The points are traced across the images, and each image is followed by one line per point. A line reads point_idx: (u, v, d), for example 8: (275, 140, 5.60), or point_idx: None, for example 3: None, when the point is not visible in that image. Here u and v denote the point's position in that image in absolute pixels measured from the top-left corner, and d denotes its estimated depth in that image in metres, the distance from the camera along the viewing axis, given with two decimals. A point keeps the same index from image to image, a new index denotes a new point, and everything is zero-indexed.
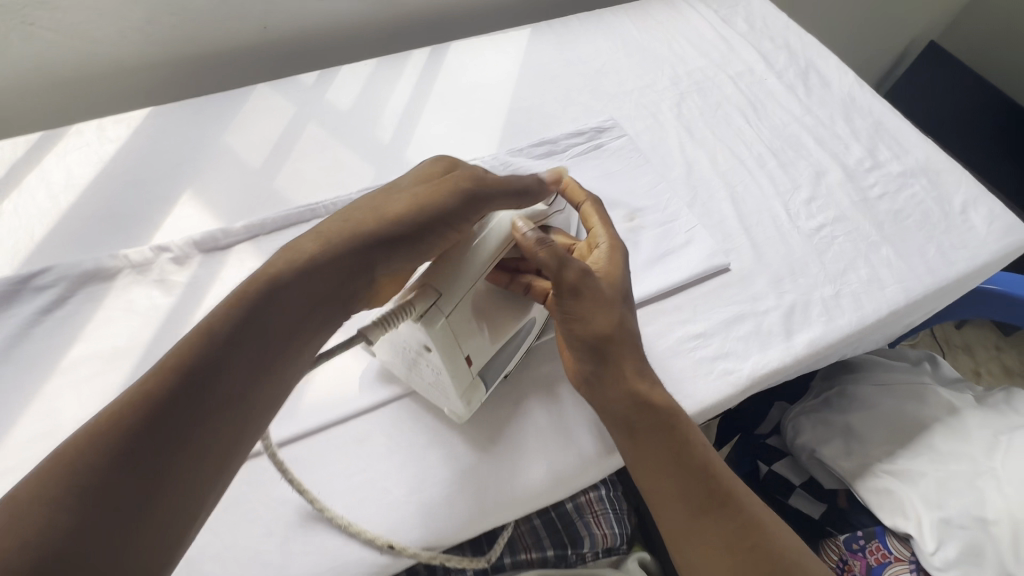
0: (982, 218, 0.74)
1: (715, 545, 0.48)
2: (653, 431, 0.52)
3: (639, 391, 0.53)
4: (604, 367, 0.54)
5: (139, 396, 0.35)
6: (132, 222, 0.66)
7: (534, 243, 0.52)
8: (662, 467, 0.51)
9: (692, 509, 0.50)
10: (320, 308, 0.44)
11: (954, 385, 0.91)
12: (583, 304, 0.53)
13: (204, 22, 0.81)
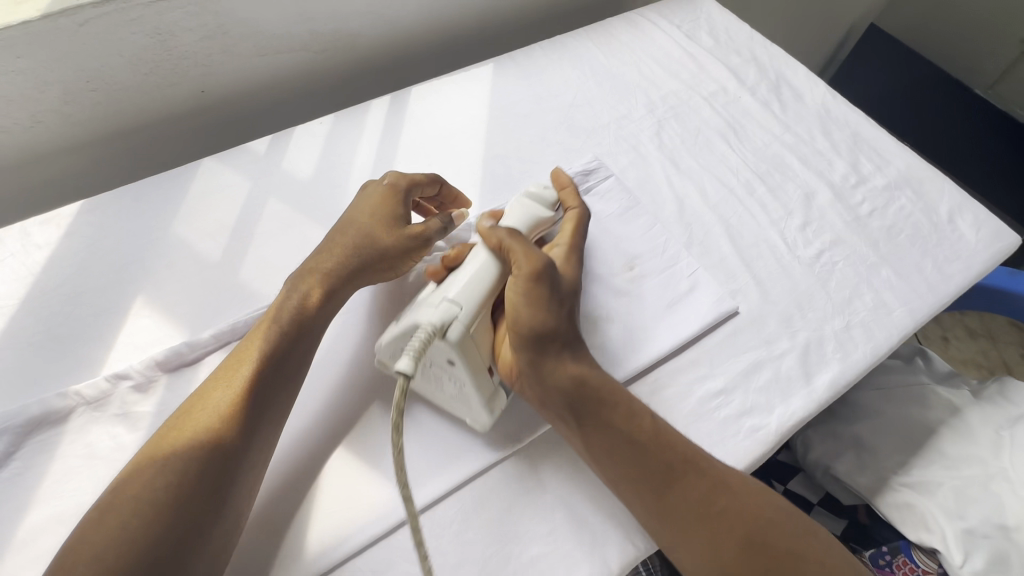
0: (969, 225, 0.75)
1: (689, 511, 0.48)
2: (595, 404, 0.52)
3: (575, 370, 0.53)
4: (543, 356, 0.53)
5: (183, 445, 0.45)
6: (80, 346, 0.57)
7: (494, 237, 0.56)
8: (616, 447, 0.50)
9: (654, 481, 0.49)
10: (290, 363, 0.53)
11: (949, 381, 0.90)
12: (530, 286, 0.54)
13: (132, 94, 0.72)
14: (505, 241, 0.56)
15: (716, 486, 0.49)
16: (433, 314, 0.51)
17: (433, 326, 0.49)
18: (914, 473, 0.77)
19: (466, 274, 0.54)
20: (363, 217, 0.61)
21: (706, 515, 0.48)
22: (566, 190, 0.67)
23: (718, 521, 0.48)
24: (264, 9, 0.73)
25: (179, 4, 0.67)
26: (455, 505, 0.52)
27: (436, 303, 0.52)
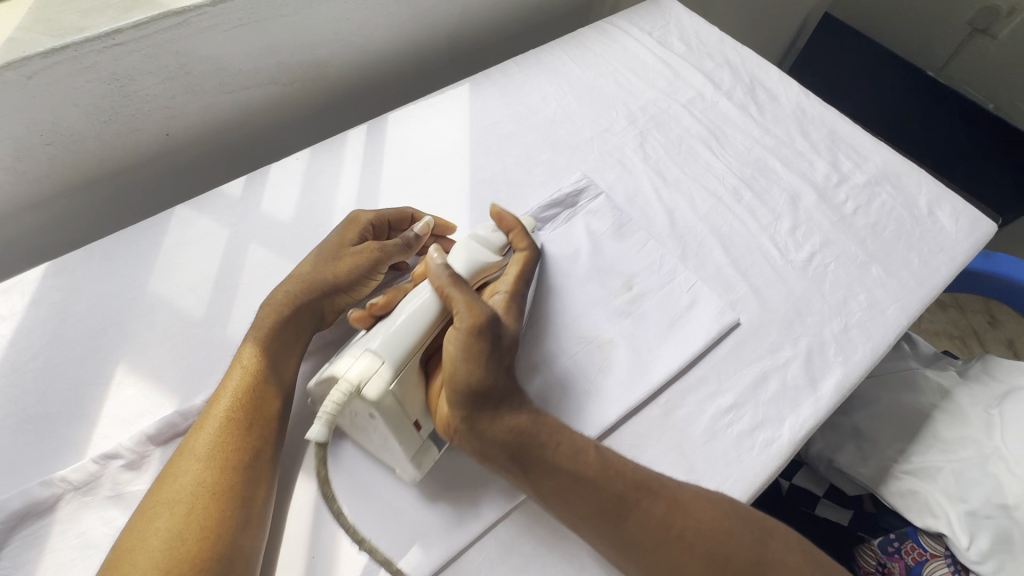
0: (948, 216, 0.77)
1: (646, 543, 0.47)
2: (540, 453, 0.49)
3: (513, 421, 0.50)
4: (486, 404, 0.50)
5: (177, 501, 0.45)
6: (61, 425, 0.53)
7: (439, 281, 0.53)
8: (564, 486, 0.48)
9: (607, 515, 0.48)
10: (271, 394, 0.53)
11: (935, 363, 0.86)
12: (450, 339, 0.51)
13: (90, 144, 0.68)
14: (451, 286, 0.53)
15: (671, 509, 0.48)
16: (354, 369, 0.49)
17: (348, 386, 0.48)
18: (911, 460, 0.74)
19: (402, 320, 0.52)
20: (321, 249, 0.62)
21: (670, 548, 0.47)
22: (513, 231, 0.64)
23: (675, 551, 0.47)
24: (227, 45, 0.70)
25: (135, 47, 0.63)
26: (478, 554, 0.50)
27: (359, 355, 0.50)
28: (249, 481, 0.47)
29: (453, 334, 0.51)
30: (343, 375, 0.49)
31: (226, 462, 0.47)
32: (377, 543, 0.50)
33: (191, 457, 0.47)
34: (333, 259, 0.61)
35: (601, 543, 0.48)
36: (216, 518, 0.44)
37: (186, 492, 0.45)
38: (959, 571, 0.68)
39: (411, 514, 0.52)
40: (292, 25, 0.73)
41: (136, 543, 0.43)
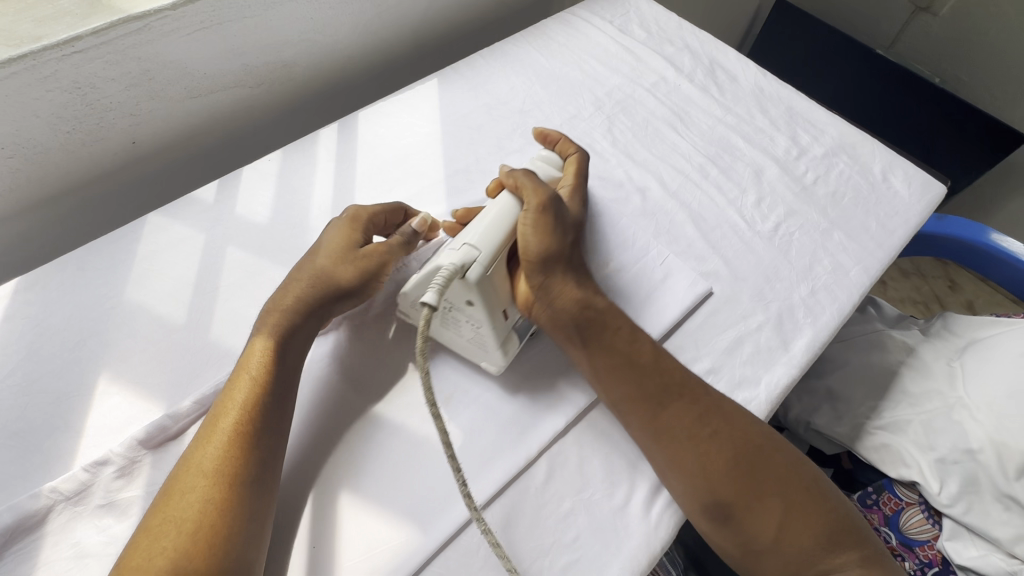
0: (901, 181, 0.81)
1: (678, 430, 0.53)
2: (576, 338, 0.58)
3: (578, 292, 0.60)
4: (548, 275, 0.59)
5: (184, 520, 0.44)
6: (46, 438, 0.53)
7: (509, 181, 0.61)
8: (610, 366, 0.57)
9: (651, 397, 0.55)
10: (278, 409, 0.52)
11: (899, 324, 0.90)
12: (543, 203, 0.59)
13: (56, 156, 0.67)
14: (525, 177, 0.61)
15: (702, 405, 0.55)
16: (458, 253, 0.53)
17: (457, 264, 0.52)
18: (882, 415, 0.76)
19: (492, 214, 0.58)
20: (319, 251, 0.60)
21: (698, 439, 0.53)
22: (560, 142, 0.74)
23: (705, 440, 0.53)
24: (191, 49, 0.70)
25: (96, 54, 0.63)
26: (477, 530, 0.52)
27: (461, 244, 0.54)
28: (259, 490, 0.47)
29: (524, 221, 0.59)
30: (454, 256, 0.53)
31: (234, 480, 0.47)
32: (377, 527, 0.51)
33: (199, 474, 0.47)
34: (335, 262, 0.59)
35: (639, 421, 0.55)
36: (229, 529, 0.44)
37: (193, 510, 0.45)
38: (933, 516, 0.70)
39: (408, 498, 0.53)
40: (256, 26, 0.73)
41: (150, 553, 0.43)
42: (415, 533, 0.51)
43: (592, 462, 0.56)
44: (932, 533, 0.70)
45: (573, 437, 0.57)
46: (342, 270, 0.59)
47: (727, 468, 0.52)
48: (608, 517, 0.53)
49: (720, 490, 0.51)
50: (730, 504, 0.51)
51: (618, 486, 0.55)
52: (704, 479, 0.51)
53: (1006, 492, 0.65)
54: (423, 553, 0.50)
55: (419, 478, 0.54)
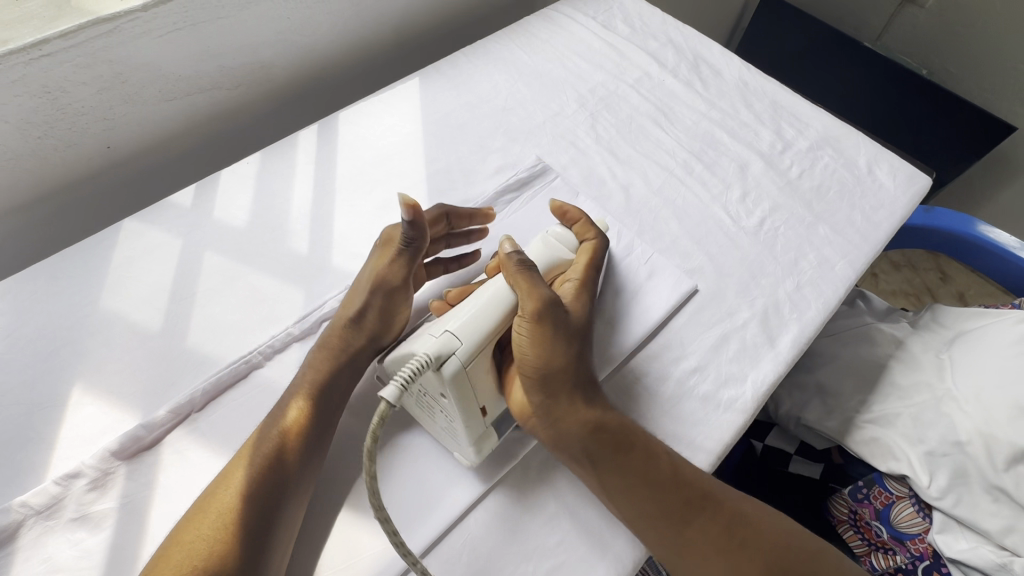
0: (887, 173, 0.81)
1: (700, 545, 0.49)
2: (579, 448, 0.52)
3: (580, 414, 0.52)
4: (552, 401, 0.52)
5: (212, 530, 0.44)
6: (17, 450, 0.52)
7: (510, 271, 0.53)
8: (621, 484, 0.50)
9: (672, 516, 0.50)
10: (321, 432, 0.52)
11: (889, 317, 0.89)
12: (551, 342, 0.52)
13: (28, 162, 0.65)
14: (524, 268, 0.53)
15: (714, 501, 0.51)
16: (440, 343, 0.48)
17: (435, 357, 0.47)
18: (872, 409, 0.75)
19: (483, 300, 0.52)
20: (359, 286, 0.59)
21: (720, 551, 0.49)
22: (578, 222, 0.64)
23: (729, 550, 0.49)
24: (164, 52, 0.68)
25: (66, 57, 0.62)
26: (459, 536, 0.51)
27: (442, 331, 0.49)
28: (296, 499, 0.48)
29: (519, 323, 0.53)
30: (434, 345, 0.48)
31: (265, 497, 0.47)
32: (357, 537, 0.50)
33: (235, 485, 0.47)
34: (387, 313, 0.59)
35: (661, 542, 0.49)
36: (263, 532, 0.45)
37: (221, 521, 0.45)
38: (924, 509, 0.69)
39: (390, 504, 0.52)
40: (231, 26, 0.72)
41: (186, 540, 0.44)
42: (396, 541, 0.50)
43: None
44: (922, 527, 0.69)
45: None
46: (370, 317, 0.58)
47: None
48: (592, 520, 0.52)
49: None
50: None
51: None
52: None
53: (995, 484, 0.64)
54: (404, 561, 0.49)
55: (400, 484, 0.53)
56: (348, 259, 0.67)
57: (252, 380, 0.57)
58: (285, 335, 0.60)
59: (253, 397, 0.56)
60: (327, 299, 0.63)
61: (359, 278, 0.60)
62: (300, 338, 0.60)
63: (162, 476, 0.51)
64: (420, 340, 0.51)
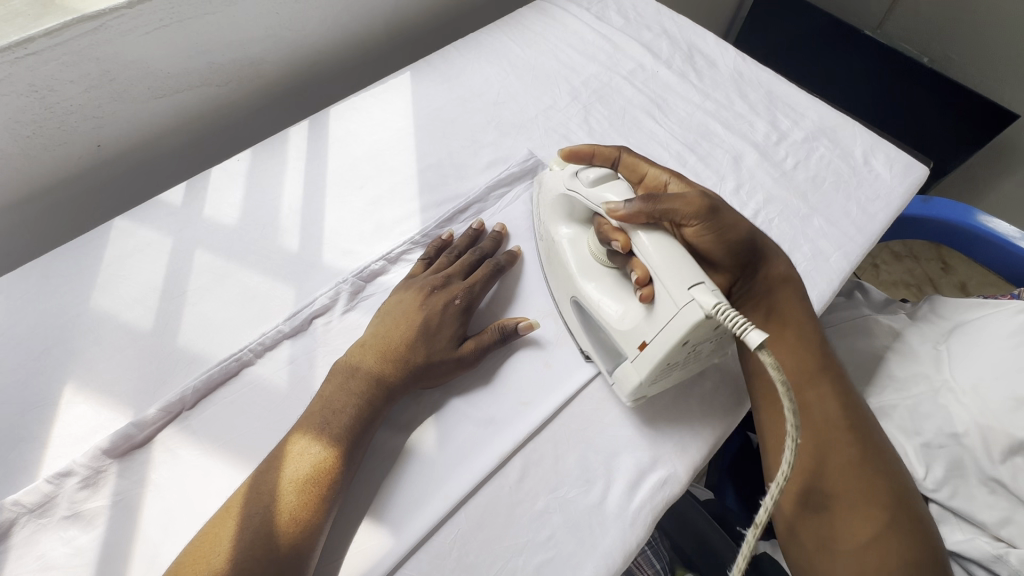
0: (883, 163, 0.80)
1: (813, 420, 0.54)
2: (789, 300, 0.60)
3: (783, 268, 0.62)
4: (756, 259, 0.61)
5: (243, 528, 0.45)
6: (10, 449, 0.52)
7: (643, 212, 0.52)
8: (788, 343, 0.58)
9: (801, 385, 0.56)
10: (356, 438, 0.52)
11: (887, 308, 0.88)
12: (730, 217, 0.58)
13: (16, 161, 0.65)
14: (656, 206, 0.53)
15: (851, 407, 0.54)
16: (697, 306, 0.46)
17: (723, 304, 0.45)
18: (867, 401, 0.73)
19: (660, 260, 0.50)
20: (394, 317, 0.59)
21: (827, 432, 0.53)
22: (597, 154, 0.67)
23: (835, 437, 0.53)
24: (151, 48, 0.68)
25: (52, 55, 0.61)
26: (449, 532, 0.51)
27: (688, 292, 0.47)
28: (324, 524, 0.47)
29: (694, 229, 0.57)
30: (698, 312, 0.46)
31: (300, 501, 0.47)
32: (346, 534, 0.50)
33: (271, 485, 0.48)
34: (450, 334, 0.58)
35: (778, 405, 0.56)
36: (289, 551, 0.45)
37: (254, 522, 0.46)
38: (920, 501, 0.68)
39: (381, 501, 0.52)
40: (219, 22, 0.71)
41: (216, 536, 0.45)
42: (388, 538, 0.50)
43: (567, 459, 0.55)
44: None
45: (548, 434, 0.57)
46: (440, 335, 0.58)
47: (845, 468, 0.51)
48: (583, 514, 0.52)
49: (831, 484, 0.51)
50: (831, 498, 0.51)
51: (593, 483, 0.54)
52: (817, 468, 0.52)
53: (992, 476, 0.62)
54: (394, 556, 0.49)
55: (389, 481, 0.53)
56: (339, 256, 0.67)
57: (243, 377, 0.57)
58: (275, 332, 0.60)
59: (244, 394, 0.56)
60: (317, 296, 0.63)
61: (448, 339, 0.58)
62: (291, 335, 0.60)
63: (154, 474, 0.51)
64: (667, 333, 0.49)
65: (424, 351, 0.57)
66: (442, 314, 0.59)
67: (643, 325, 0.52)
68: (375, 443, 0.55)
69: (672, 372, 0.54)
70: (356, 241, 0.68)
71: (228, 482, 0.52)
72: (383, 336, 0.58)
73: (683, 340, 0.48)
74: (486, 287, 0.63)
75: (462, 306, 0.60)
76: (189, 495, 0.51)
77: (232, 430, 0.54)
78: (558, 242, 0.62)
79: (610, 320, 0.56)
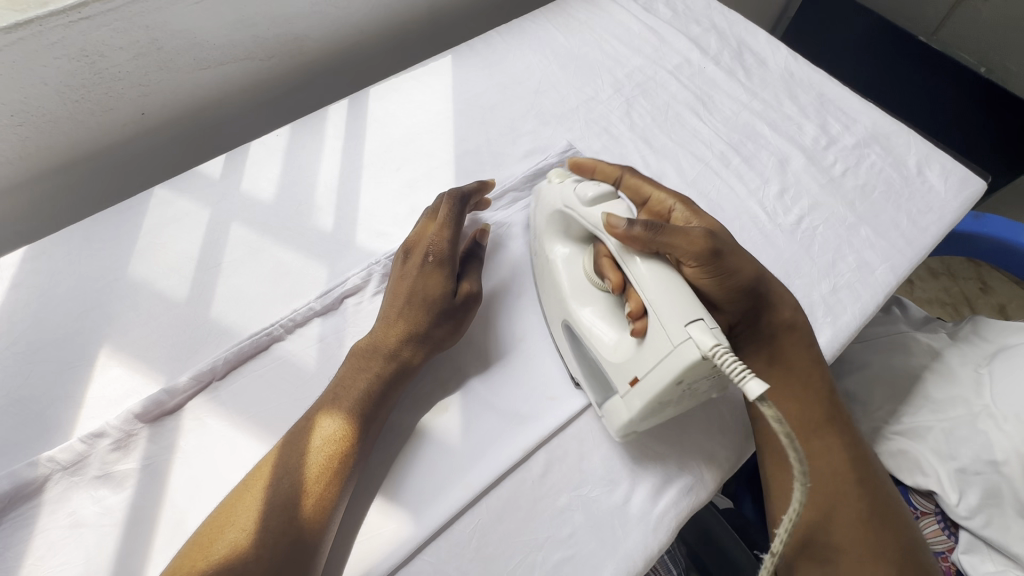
0: (937, 175, 0.77)
1: (823, 468, 0.52)
2: (796, 345, 0.56)
3: (790, 311, 0.56)
4: (758, 306, 0.55)
5: (257, 502, 0.45)
6: (46, 406, 0.53)
7: (643, 238, 0.50)
8: (796, 390, 0.55)
9: (808, 431, 0.53)
10: (368, 417, 0.51)
11: (925, 326, 0.81)
12: (738, 257, 0.53)
13: (66, 125, 0.67)
14: (657, 236, 0.50)
15: (858, 457, 0.52)
16: (693, 345, 0.44)
17: (722, 345, 0.43)
18: (900, 421, 0.69)
19: (660, 291, 0.47)
20: (386, 288, 0.60)
21: (835, 480, 0.51)
22: (599, 170, 0.65)
23: (845, 486, 0.51)
24: (199, 19, 0.68)
25: (104, 21, 0.62)
26: (469, 521, 0.50)
27: (685, 330, 0.45)
28: (338, 501, 0.47)
29: (691, 268, 0.52)
30: (694, 351, 0.44)
31: (308, 477, 0.47)
32: (366, 514, 0.50)
33: (284, 463, 0.48)
34: (424, 301, 0.56)
35: (780, 449, 0.54)
36: (309, 520, 0.45)
37: (266, 497, 0.46)
38: (950, 527, 0.64)
39: (401, 484, 0.52)
40: None
41: (233, 509, 0.45)
42: (408, 523, 0.50)
43: (593, 457, 0.54)
44: (946, 545, 0.64)
45: (573, 431, 0.56)
46: (417, 296, 0.57)
47: (854, 519, 0.49)
48: (605, 514, 0.51)
49: (839, 534, 0.49)
50: (839, 549, 0.48)
51: (617, 484, 0.53)
52: (823, 517, 0.50)
53: None
54: (413, 542, 0.49)
55: (410, 466, 0.53)
56: (371, 237, 0.66)
57: (273, 352, 0.57)
58: (307, 309, 0.60)
59: (273, 368, 0.56)
60: (349, 276, 0.62)
61: (439, 300, 0.57)
62: (321, 313, 0.60)
63: (182, 441, 0.52)
64: (664, 367, 0.46)
65: (409, 316, 0.56)
66: (418, 275, 0.58)
67: (635, 361, 0.49)
68: (390, 422, 0.55)
69: (665, 410, 0.50)
70: (389, 223, 0.68)
71: (253, 454, 0.52)
72: (382, 312, 0.57)
73: (677, 379, 0.45)
74: (453, 230, 0.60)
75: (438, 261, 0.58)
76: (213, 465, 0.51)
77: (259, 404, 0.54)
78: (553, 262, 0.60)
79: (603, 352, 0.53)
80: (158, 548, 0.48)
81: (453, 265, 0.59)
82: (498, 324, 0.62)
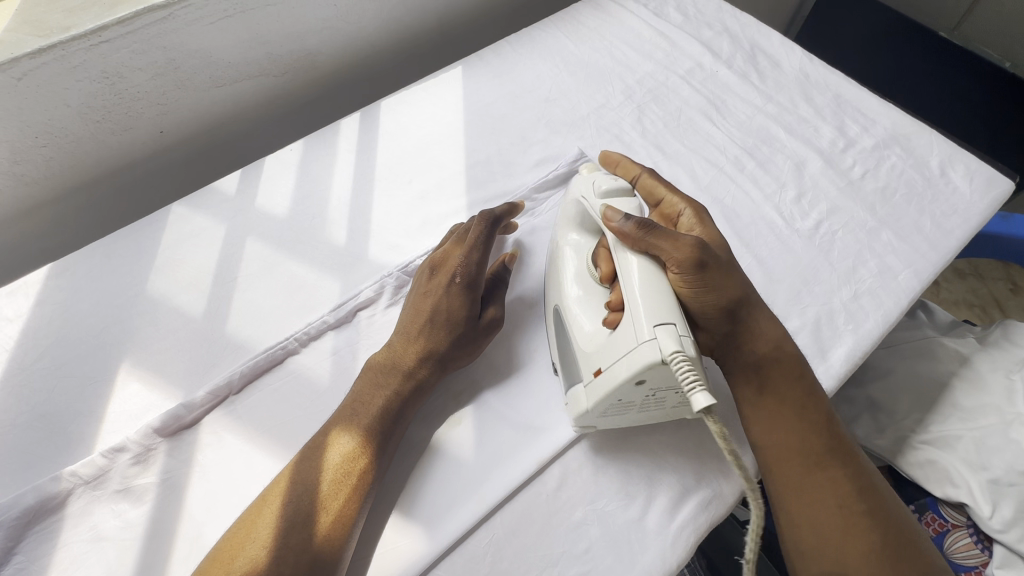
0: (962, 176, 0.74)
1: (827, 502, 0.48)
2: (786, 374, 0.52)
3: (776, 336, 0.54)
4: (737, 327, 0.53)
5: (275, 518, 0.46)
6: (70, 421, 0.54)
7: (633, 233, 0.50)
8: (787, 418, 0.51)
9: (810, 462, 0.49)
10: (385, 433, 0.51)
11: (953, 331, 0.78)
12: (723, 278, 0.51)
13: (87, 144, 0.69)
14: (645, 234, 0.50)
15: (863, 484, 0.49)
16: (656, 346, 0.44)
17: (683, 352, 0.43)
18: (928, 430, 0.66)
19: (640, 286, 0.48)
20: (408, 302, 0.60)
21: (842, 513, 0.47)
22: (622, 166, 0.65)
23: (852, 517, 0.47)
24: (215, 38, 0.70)
25: (123, 43, 0.64)
26: (483, 535, 0.50)
27: (652, 329, 0.45)
28: (357, 518, 0.47)
29: (675, 275, 0.50)
30: (655, 353, 0.44)
31: (330, 496, 0.47)
32: (382, 528, 0.50)
33: (303, 480, 0.48)
34: (449, 322, 0.56)
35: (785, 484, 0.50)
36: (327, 538, 0.45)
37: (286, 513, 0.46)
38: (983, 541, 0.61)
39: (416, 497, 0.52)
40: (279, 14, 0.73)
41: (255, 523, 0.46)
42: (421, 538, 0.50)
43: (608, 468, 0.54)
44: (980, 560, 0.61)
45: (587, 443, 0.55)
46: (440, 318, 0.56)
47: (867, 553, 0.45)
48: (621, 529, 0.51)
49: (853, 569, 0.45)
50: None
51: (633, 499, 0.52)
52: (838, 551, 0.46)
53: None
54: (426, 557, 0.49)
55: (424, 480, 0.53)
56: (384, 250, 0.67)
57: (287, 366, 0.58)
58: (320, 323, 0.60)
59: (288, 382, 0.57)
60: (361, 289, 0.63)
61: (462, 322, 0.56)
62: (334, 326, 0.61)
63: (200, 455, 0.52)
64: (623, 362, 0.46)
65: (435, 337, 0.56)
66: (443, 294, 0.57)
67: (602, 351, 0.49)
68: (406, 437, 0.55)
69: (626, 412, 0.50)
70: (401, 235, 0.68)
71: (269, 468, 0.52)
72: (404, 330, 0.57)
73: (638, 377, 0.45)
74: (481, 254, 0.59)
75: (463, 283, 0.57)
76: (230, 480, 0.52)
77: (274, 418, 0.55)
78: (563, 248, 0.59)
79: (580, 340, 0.52)
80: (175, 561, 0.48)
81: (477, 289, 0.58)
82: (510, 334, 0.62)
